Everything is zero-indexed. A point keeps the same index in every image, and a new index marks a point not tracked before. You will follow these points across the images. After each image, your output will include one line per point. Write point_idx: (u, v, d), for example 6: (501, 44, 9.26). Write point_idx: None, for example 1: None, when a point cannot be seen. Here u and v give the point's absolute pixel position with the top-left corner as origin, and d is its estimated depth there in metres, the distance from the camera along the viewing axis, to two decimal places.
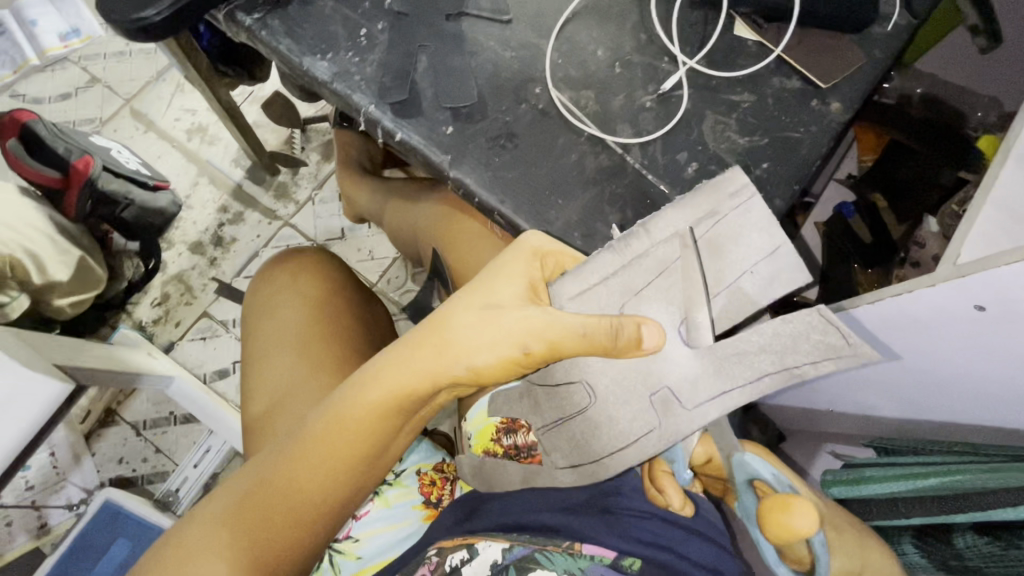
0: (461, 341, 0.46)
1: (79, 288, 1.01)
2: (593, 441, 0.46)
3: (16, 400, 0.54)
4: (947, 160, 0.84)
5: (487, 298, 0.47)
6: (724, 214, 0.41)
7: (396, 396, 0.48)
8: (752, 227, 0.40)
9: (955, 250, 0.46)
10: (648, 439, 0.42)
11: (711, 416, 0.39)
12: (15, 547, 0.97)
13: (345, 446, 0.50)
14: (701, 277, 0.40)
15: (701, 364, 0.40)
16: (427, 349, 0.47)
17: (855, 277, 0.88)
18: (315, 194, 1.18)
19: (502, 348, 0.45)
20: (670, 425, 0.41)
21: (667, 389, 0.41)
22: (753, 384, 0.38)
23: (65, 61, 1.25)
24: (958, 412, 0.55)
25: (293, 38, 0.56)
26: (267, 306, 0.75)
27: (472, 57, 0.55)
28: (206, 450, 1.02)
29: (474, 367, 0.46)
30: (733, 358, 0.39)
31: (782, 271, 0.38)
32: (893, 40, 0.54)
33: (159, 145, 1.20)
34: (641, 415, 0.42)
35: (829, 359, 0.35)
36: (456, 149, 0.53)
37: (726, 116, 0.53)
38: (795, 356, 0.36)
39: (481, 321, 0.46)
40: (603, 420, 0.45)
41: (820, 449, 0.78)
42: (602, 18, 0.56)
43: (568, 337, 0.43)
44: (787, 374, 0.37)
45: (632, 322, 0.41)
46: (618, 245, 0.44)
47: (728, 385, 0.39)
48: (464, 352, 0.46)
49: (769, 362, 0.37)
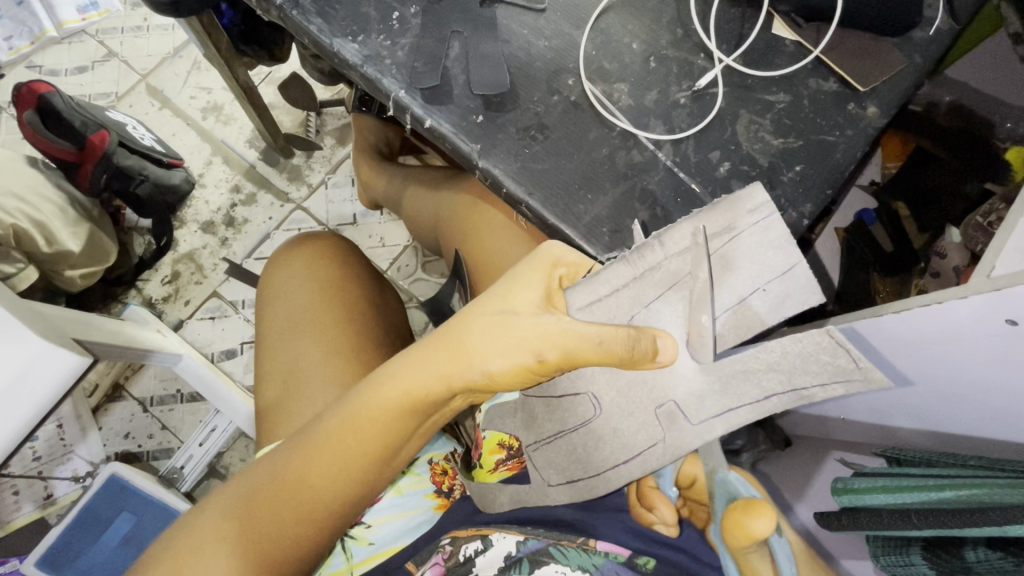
0: (476, 345, 0.45)
1: (90, 261, 1.01)
2: (592, 456, 0.45)
3: (33, 369, 0.54)
4: (972, 171, 0.83)
5: (504, 304, 0.45)
6: (741, 228, 0.39)
7: (409, 396, 0.48)
8: (768, 245, 0.38)
9: (989, 262, 0.46)
10: (651, 456, 0.41)
11: (715, 434, 0.38)
12: (22, 514, 1.00)
13: (359, 445, 0.50)
14: (712, 292, 0.38)
15: (703, 381, 0.39)
16: (442, 352, 0.47)
17: (873, 285, 0.86)
18: (329, 177, 1.17)
19: (513, 354, 0.44)
20: (671, 440, 0.40)
21: (672, 403, 0.40)
22: (758, 403, 0.37)
23: (82, 34, 1.24)
24: (976, 427, 0.55)
25: (324, 19, 0.55)
26: (280, 291, 0.75)
27: (505, 45, 0.54)
28: (212, 429, 1.01)
29: (489, 372, 0.45)
30: (741, 376, 0.37)
31: (794, 301, 0.36)
32: (933, 45, 0.53)
33: (175, 122, 1.19)
34: (643, 429, 0.41)
35: (836, 384, 0.34)
36: (485, 139, 0.53)
37: (761, 117, 0.53)
38: (804, 377, 0.35)
39: (495, 326, 0.45)
40: (605, 434, 0.44)
41: (827, 456, 0.75)
42: (638, 11, 0.55)
43: (581, 346, 0.41)
44: (796, 395, 0.36)
45: (649, 334, 0.39)
46: (630, 257, 0.41)
47: (733, 404, 0.38)
48: (479, 357, 0.45)
49: (780, 384, 0.36)
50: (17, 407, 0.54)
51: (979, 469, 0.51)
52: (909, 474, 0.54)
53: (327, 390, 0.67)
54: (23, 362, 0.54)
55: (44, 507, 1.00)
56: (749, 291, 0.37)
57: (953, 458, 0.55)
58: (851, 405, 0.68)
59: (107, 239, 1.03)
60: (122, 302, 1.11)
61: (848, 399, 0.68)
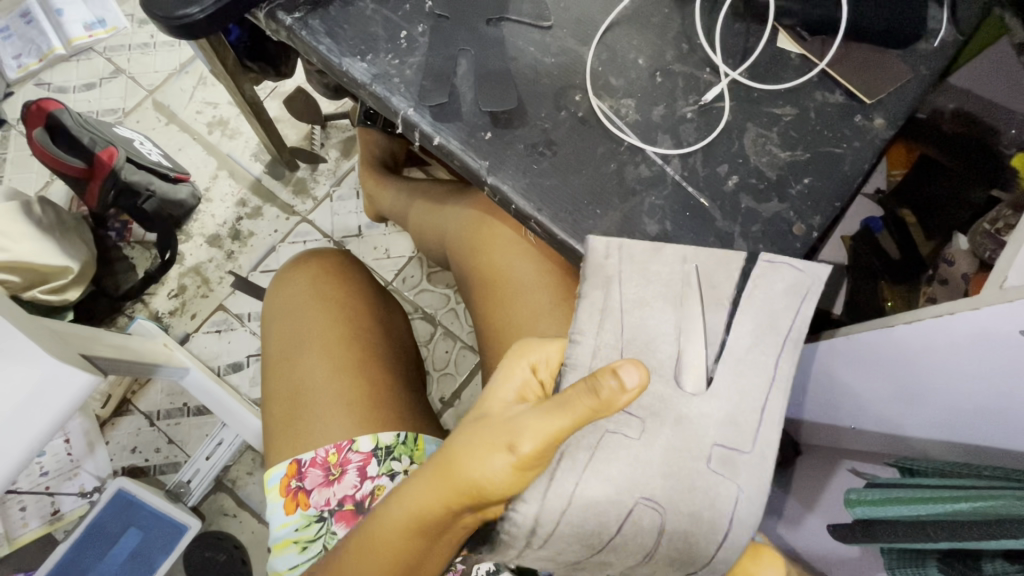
0: (458, 465, 0.42)
1: (47, 277, 0.98)
2: (649, 534, 0.43)
3: (45, 391, 0.54)
4: (979, 178, 0.83)
5: (478, 411, 0.45)
6: (624, 278, 0.48)
7: (411, 518, 0.45)
8: (684, 283, 0.47)
9: (1002, 273, 0.45)
10: (745, 504, 0.43)
11: (771, 438, 0.44)
12: (28, 530, 0.99)
13: (368, 570, 0.48)
14: (696, 316, 0.46)
15: (723, 404, 0.45)
16: (427, 474, 0.44)
17: (882, 293, 0.88)
18: (334, 190, 1.18)
19: (491, 453, 0.41)
20: (745, 479, 0.43)
21: (721, 445, 0.44)
22: (774, 386, 0.45)
23: (90, 50, 1.26)
24: (989, 436, 0.55)
25: (333, 39, 0.56)
26: (283, 314, 0.75)
27: (513, 63, 0.55)
28: (218, 442, 1.01)
29: (473, 482, 0.41)
30: (751, 368, 0.45)
31: (758, 292, 0.47)
32: (939, 57, 0.54)
33: (180, 137, 1.20)
34: (721, 484, 0.43)
35: (806, 299, 0.47)
36: (494, 155, 0.53)
37: (768, 130, 0.53)
38: (787, 332, 0.46)
39: (472, 435, 0.43)
40: (682, 517, 0.43)
41: (838, 465, 0.74)
42: (644, 27, 0.56)
43: (554, 426, 0.39)
44: (791, 354, 0.45)
45: (605, 371, 0.39)
46: (585, 353, 0.46)
47: (762, 402, 0.44)
48: (458, 471, 0.42)
49: (774, 351, 0.45)
50: (21, 434, 0.54)
51: (999, 480, 0.50)
52: (921, 486, 0.54)
53: (337, 406, 0.68)
54: (37, 382, 0.54)
55: (50, 523, 1.00)
56: (706, 303, 0.47)
57: (966, 467, 0.55)
58: (861, 414, 0.68)
59: (43, 265, 0.96)
60: (129, 316, 1.11)
61: (855, 407, 0.68)
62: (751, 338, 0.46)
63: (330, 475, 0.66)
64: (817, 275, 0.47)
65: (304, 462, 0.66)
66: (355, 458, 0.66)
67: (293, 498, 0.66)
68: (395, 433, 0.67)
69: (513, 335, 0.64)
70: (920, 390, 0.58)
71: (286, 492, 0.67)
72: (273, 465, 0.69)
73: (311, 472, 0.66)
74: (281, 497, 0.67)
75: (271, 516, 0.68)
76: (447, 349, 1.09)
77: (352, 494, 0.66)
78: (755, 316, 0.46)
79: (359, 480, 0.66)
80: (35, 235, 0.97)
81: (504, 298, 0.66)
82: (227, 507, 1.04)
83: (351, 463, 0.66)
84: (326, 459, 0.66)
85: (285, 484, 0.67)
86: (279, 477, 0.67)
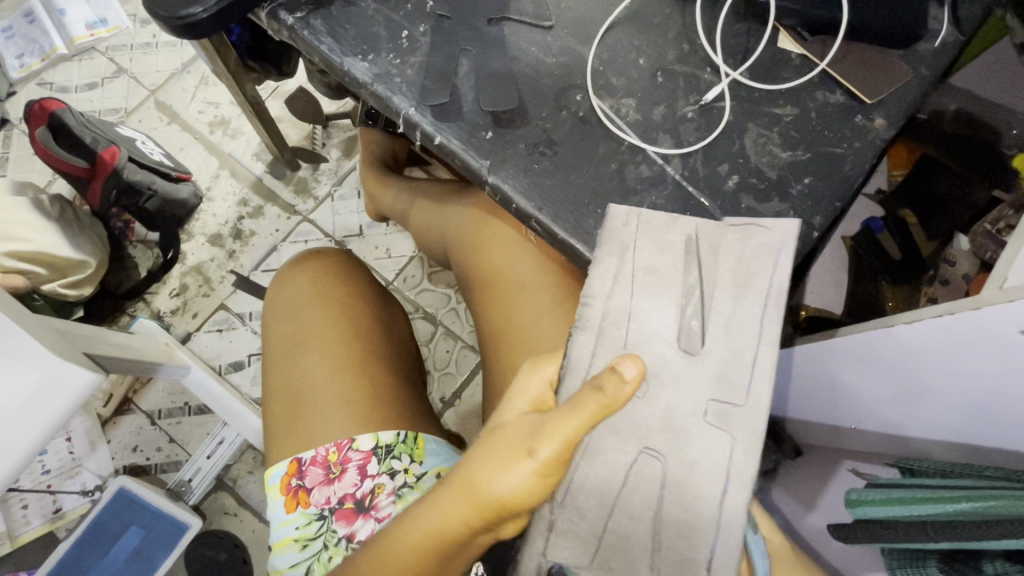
0: (470, 476, 0.43)
1: (64, 272, 0.99)
2: (652, 486, 0.42)
3: (49, 389, 0.54)
4: (981, 177, 0.84)
5: (493, 424, 0.46)
6: (640, 247, 0.46)
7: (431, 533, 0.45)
8: (677, 249, 0.45)
9: (1002, 272, 0.45)
10: (741, 460, 0.41)
11: (765, 391, 0.41)
12: (30, 528, 0.99)
13: None
14: (681, 276, 0.45)
15: (711, 364, 0.42)
16: (445, 489, 0.45)
17: (883, 294, 0.87)
18: (335, 190, 1.18)
19: (513, 461, 0.41)
20: (740, 433, 0.41)
21: (715, 402, 0.42)
22: (762, 335, 0.42)
23: (92, 50, 1.26)
24: (991, 437, 0.54)
25: (334, 39, 0.56)
26: (284, 314, 0.75)
27: (514, 62, 0.55)
28: (219, 441, 1.01)
29: (495, 494, 0.41)
30: (736, 324, 0.43)
31: (736, 253, 0.44)
32: (940, 57, 0.54)
33: (182, 137, 1.21)
34: (713, 441, 0.41)
35: (781, 255, 0.44)
36: (495, 155, 0.53)
37: (769, 130, 0.53)
38: (764, 280, 0.43)
39: (487, 447, 0.44)
40: (679, 466, 0.41)
41: (838, 465, 0.74)
42: (644, 27, 0.56)
43: (562, 428, 0.40)
44: (773, 301, 0.43)
45: (607, 367, 0.42)
46: (580, 324, 0.45)
47: (753, 353, 0.42)
48: (478, 487, 0.42)
49: (760, 305, 0.43)
50: (26, 430, 0.54)
51: (999, 480, 0.50)
52: (922, 486, 0.54)
53: (336, 405, 0.68)
54: (41, 378, 0.54)
55: (52, 521, 1.00)
56: (693, 266, 0.45)
57: (966, 468, 0.54)
58: (862, 414, 0.68)
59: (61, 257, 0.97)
60: (131, 315, 1.12)
61: (854, 406, 0.68)
62: (734, 298, 0.43)
63: (330, 474, 0.66)
64: (789, 231, 0.44)
65: (305, 461, 0.66)
66: (355, 457, 0.66)
67: (294, 497, 0.66)
68: (394, 431, 0.68)
69: (514, 336, 0.64)
70: (920, 390, 0.58)
71: (286, 491, 0.67)
72: (274, 464, 0.69)
73: (311, 470, 0.66)
74: (281, 496, 0.67)
75: (272, 515, 0.68)
76: (447, 348, 1.10)
77: (353, 493, 0.66)
78: (735, 272, 0.44)
79: (359, 478, 0.66)
80: (53, 227, 0.98)
81: (505, 298, 0.66)
82: (228, 506, 1.04)
83: (352, 462, 0.66)
84: (327, 458, 0.66)
85: (286, 483, 0.67)
86: (279, 476, 0.67)
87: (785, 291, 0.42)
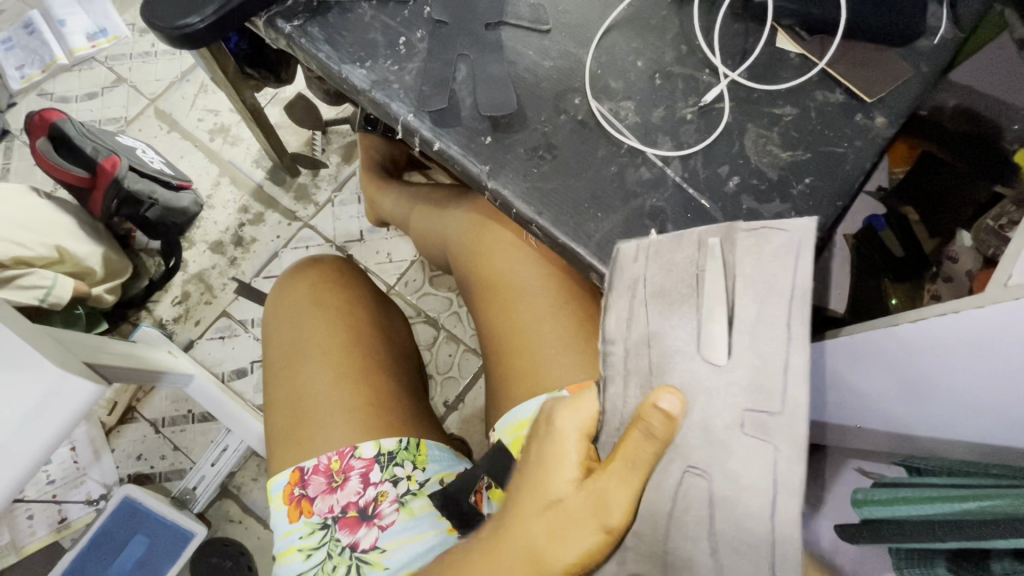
0: (547, 555, 0.42)
1: (110, 275, 1.03)
2: (702, 504, 0.42)
3: (53, 401, 0.54)
4: (981, 175, 0.84)
5: (544, 494, 0.43)
6: (649, 275, 0.47)
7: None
8: (688, 261, 0.46)
9: (1006, 269, 0.45)
10: (785, 465, 0.40)
11: (801, 394, 0.40)
12: (37, 538, 1.00)
13: None
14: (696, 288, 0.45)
15: (742, 374, 0.42)
16: (516, 571, 0.43)
17: (885, 292, 0.86)
18: (335, 195, 1.18)
19: (587, 540, 0.41)
20: (783, 442, 0.40)
21: (750, 413, 0.41)
22: (790, 336, 0.41)
23: (92, 60, 1.26)
24: (998, 435, 0.54)
25: (332, 46, 0.56)
26: (285, 323, 0.74)
27: (512, 66, 0.55)
28: (223, 448, 1.01)
29: (573, 575, 0.41)
30: (760, 326, 0.42)
31: (749, 258, 0.43)
32: (940, 54, 0.53)
33: (183, 145, 1.21)
34: (756, 453, 0.41)
35: (801, 255, 0.42)
36: (494, 159, 0.53)
37: (768, 130, 0.53)
38: (785, 281, 0.42)
39: (554, 525, 0.42)
40: (723, 480, 0.42)
41: (844, 464, 0.74)
42: (642, 29, 0.56)
43: (634, 488, 0.41)
44: (797, 299, 0.41)
45: (652, 405, 0.41)
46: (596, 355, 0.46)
47: (783, 361, 0.41)
48: (553, 570, 0.42)
49: (783, 308, 0.41)
50: (33, 440, 0.54)
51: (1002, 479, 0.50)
52: (929, 485, 0.53)
53: (338, 412, 0.68)
54: (44, 389, 0.54)
55: (58, 530, 1.01)
56: (708, 275, 0.44)
57: (972, 466, 0.54)
58: (867, 413, 0.67)
59: (112, 259, 1.03)
60: (133, 324, 1.12)
61: (859, 406, 0.68)
62: (756, 302, 0.42)
63: (333, 483, 0.66)
64: (807, 228, 0.42)
65: (307, 470, 0.66)
66: (357, 465, 0.66)
67: (297, 507, 0.66)
68: (397, 438, 0.67)
69: (515, 341, 0.64)
70: (925, 388, 0.58)
71: (290, 500, 0.67)
72: (276, 472, 0.69)
73: (313, 479, 0.66)
74: (284, 505, 0.67)
75: (275, 524, 0.68)
76: (450, 352, 1.10)
77: (356, 501, 0.66)
78: (755, 281, 0.43)
79: (361, 486, 0.66)
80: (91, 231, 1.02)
81: (507, 303, 0.66)
82: (232, 514, 1.04)
83: (354, 470, 0.66)
84: (329, 467, 0.66)
85: (288, 492, 0.67)
86: (282, 485, 0.67)
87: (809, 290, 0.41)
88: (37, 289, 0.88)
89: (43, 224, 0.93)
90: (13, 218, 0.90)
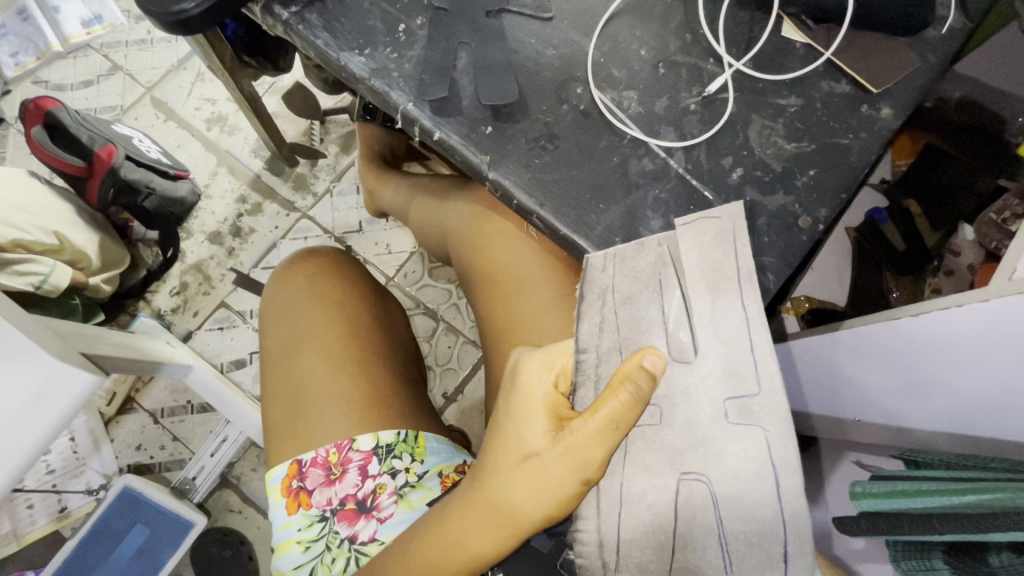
0: (525, 506, 0.45)
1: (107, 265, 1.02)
2: (707, 507, 0.40)
3: (50, 392, 0.54)
4: (984, 166, 0.82)
5: (519, 451, 0.46)
6: (611, 282, 0.47)
7: (497, 548, 0.48)
8: (650, 274, 0.46)
9: (1012, 263, 0.44)
10: (778, 445, 0.38)
11: (774, 369, 0.39)
12: (37, 527, 1.00)
13: None
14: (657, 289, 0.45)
15: (713, 362, 0.41)
16: (495, 518, 0.47)
17: (886, 285, 0.89)
18: (334, 186, 1.17)
19: (563, 490, 0.44)
20: (769, 420, 0.38)
21: (730, 400, 0.40)
22: (747, 319, 0.41)
23: (87, 48, 1.25)
24: (997, 431, 0.54)
25: (331, 32, 0.55)
26: (284, 316, 0.74)
27: (514, 55, 0.54)
28: (222, 439, 1.01)
29: (547, 515, 0.45)
30: (719, 313, 0.41)
31: (693, 252, 0.44)
32: (946, 44, 0.53)
33: (180, 134, 1.20)
34: (747, 439, 0.38)
35: (737, 240, 0.44)
36: (496, 150, 0.52)
37: (773, 121, 0.52)
38: (730, 265, 0.43)
39: (529, 479, 0.45)
40: (724, 477, 0.39)
41: (842, 457, 0.76)
42: (645, 17, 0.55)
43: (608, 447, 0.42)
44: (740, 282, 0.42)
45: (632, 360, 0.42)
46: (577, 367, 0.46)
47: (748, 341, 0.40)
48: (530, 511, 0.45)
49: (734, 292, 0.41)
50: (33, 430, 0.54)
51: (1002, 471, 0.49)
52: (925, 479, 0.53)
53: (336, 406, 0.68)
54: (40, 380, 0.54)
55: (58, 519, 1.01)
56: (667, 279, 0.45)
57: (971, 460, 0.54)
58: (865, 406, 0.68)
59: (109, 248, 1.02)
60: (131, 314, 1.12)
61: (859, 398, 0.68)
62: (710, 291, 0.42)
63: (331, 475, 0.66)
64: (735, 215, 0.45)
65: (305, 462, 0.66)
66: (356, 458, 0.66)
67: (295, 499, 0.66)
68: (396, 431, 0.67)
69: (514, 330, 0.64)
70: (925, 384, 0.58)
71: (288, 492, 0.67)
72: (274, 465, 0.69)
73: (311, 472, 0.66)
74: (283, 498, 0.67)
75: (274, 516, 0.68)
76: (448, 344, 1.09)
77: (354, 494, 0.66)
78: (704, 270, 0.43)
79: (360, 478, 0.66)
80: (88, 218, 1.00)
81: (507, 294, 0.66)
82: (232, 504, 1.04)
83: (352, 462, 0.66)
84: (327, 459, 0.66)
85: (287, 484, 0.67)
86: (280, 478, 0.67)
87: (748, 269, 0.42)
88: (33, 276, 0.88)
89: (43, 210, 0.92)
90: (13, 199, 0.89)
